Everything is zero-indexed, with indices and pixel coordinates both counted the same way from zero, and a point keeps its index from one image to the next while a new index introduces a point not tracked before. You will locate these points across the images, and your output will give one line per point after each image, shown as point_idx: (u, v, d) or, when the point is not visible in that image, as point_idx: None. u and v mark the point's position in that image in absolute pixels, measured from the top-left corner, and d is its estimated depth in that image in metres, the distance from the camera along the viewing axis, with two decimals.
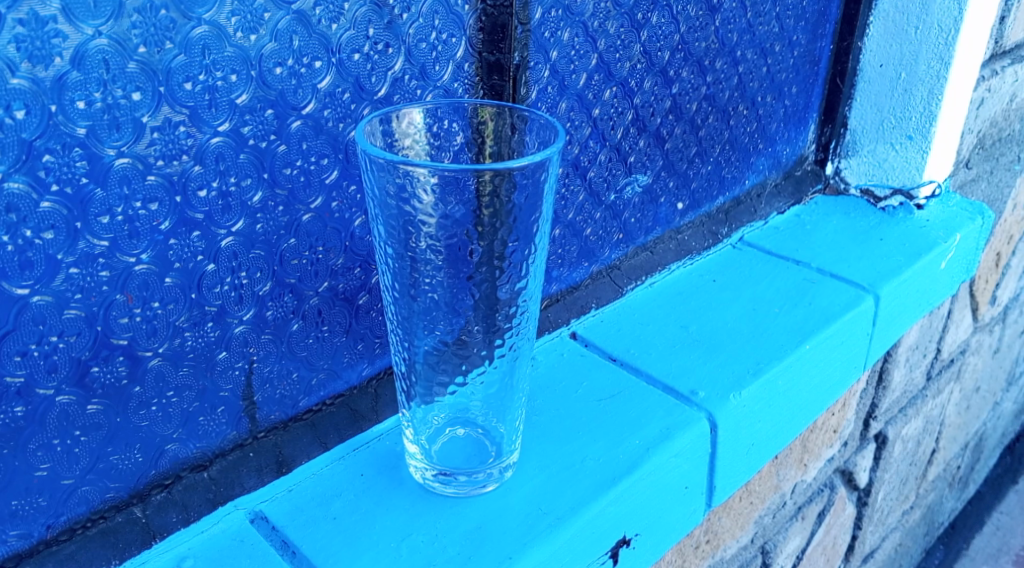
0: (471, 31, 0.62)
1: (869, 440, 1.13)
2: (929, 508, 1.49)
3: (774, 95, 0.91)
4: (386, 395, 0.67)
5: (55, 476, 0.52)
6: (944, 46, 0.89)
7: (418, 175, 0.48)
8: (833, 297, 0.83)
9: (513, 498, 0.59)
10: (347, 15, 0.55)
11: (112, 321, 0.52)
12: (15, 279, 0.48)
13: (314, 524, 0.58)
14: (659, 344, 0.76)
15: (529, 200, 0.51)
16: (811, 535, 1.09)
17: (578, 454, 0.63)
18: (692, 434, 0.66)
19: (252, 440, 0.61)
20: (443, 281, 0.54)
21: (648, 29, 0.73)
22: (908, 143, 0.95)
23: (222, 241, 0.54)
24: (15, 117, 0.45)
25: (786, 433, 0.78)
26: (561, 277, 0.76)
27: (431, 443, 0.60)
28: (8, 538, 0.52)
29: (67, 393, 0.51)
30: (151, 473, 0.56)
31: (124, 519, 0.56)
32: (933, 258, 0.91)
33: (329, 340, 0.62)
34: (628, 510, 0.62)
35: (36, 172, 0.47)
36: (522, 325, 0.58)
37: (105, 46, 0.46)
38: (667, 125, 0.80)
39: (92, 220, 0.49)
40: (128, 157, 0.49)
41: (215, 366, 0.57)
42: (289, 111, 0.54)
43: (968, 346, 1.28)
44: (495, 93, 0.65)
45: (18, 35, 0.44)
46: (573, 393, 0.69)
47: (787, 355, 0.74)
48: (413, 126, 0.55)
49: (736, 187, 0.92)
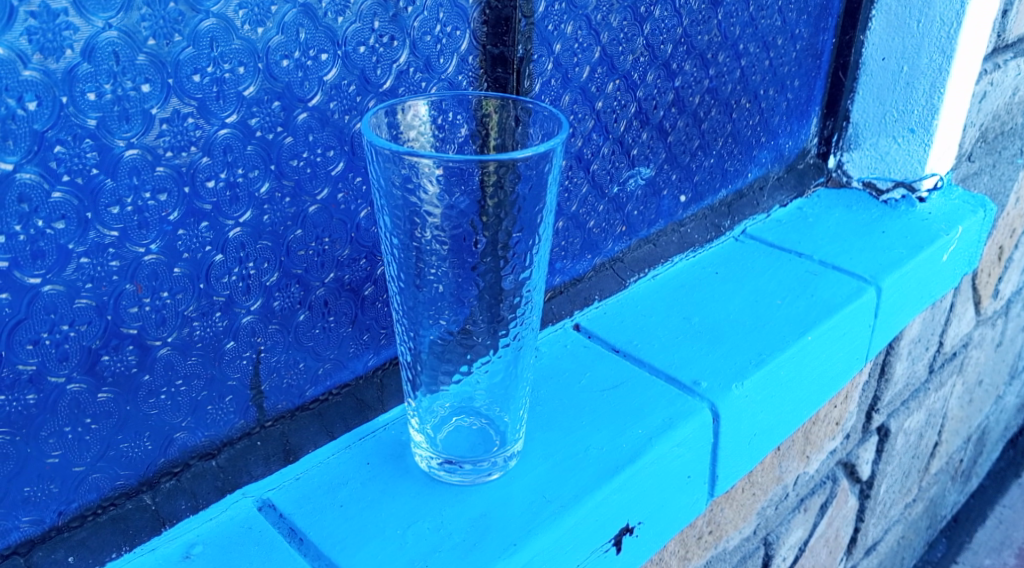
0: (474, 24, 0.63)
1: (871, 433, 1.13)
2: (932, 501, 1.50)
3: (776, 88, 0.91)
4: (391, 385, 0.68)
5: (66, 463, 0.53)
6: (946, 39, 0.89)
7: (423, 167, 0.49)
8: (835, 289, 0.83)
9: (517, 487, 0.60)
10: (352, 8, 0.55)
11: (122, 310, 0.52)
12: (27, 269, 0.48)
13: (321, 512, 0.58)
14: (662, 335, 0.76)
15: (533, 191, 0.52)
16: (814, 528, 1.10)
17: (581, 443, 0.64)
18: (694, 424, 0.67)
19: (260, 429, 0.61)
20: (448, 271, 0.55)
21: (650, 22, 0.74)
22: (911, 136, 0.96)
23: (229, 232, 0.55)
24: (27, 108, 0.46)
25: (788, 425, 0.78)
26: (564, 269, 0.77)
27: (436, 432, 0.60)
28: (21, 524, 0.53)
29: (77, 381, 0.52)
30: (160, 460, 0.57)
31: (134, 506, 0.56)
32: (935, 250, 0.91)
33: (335, 330, 0.63)
34: (630, 499, 0.62)
35: (47, 163, 0.47)
36: (526, 315, 0.59)
37: (115, 38, 0.47)
38: (670, 117, 0.80)
39: (102, 211, 0.50)
40: (138, 148, 0.50)
41: (223, 355, 0.58)
42: (295, 104, 0.55)
43: (970, 339, 1.29)
44: (499, 86, 0.65)
45: (30, 28, 0.45)
46: (577, 384, 0.70)
47: (789, 346, 0.75)
48: (418, 118, 0.56)
49: (739, 179, 0.93)
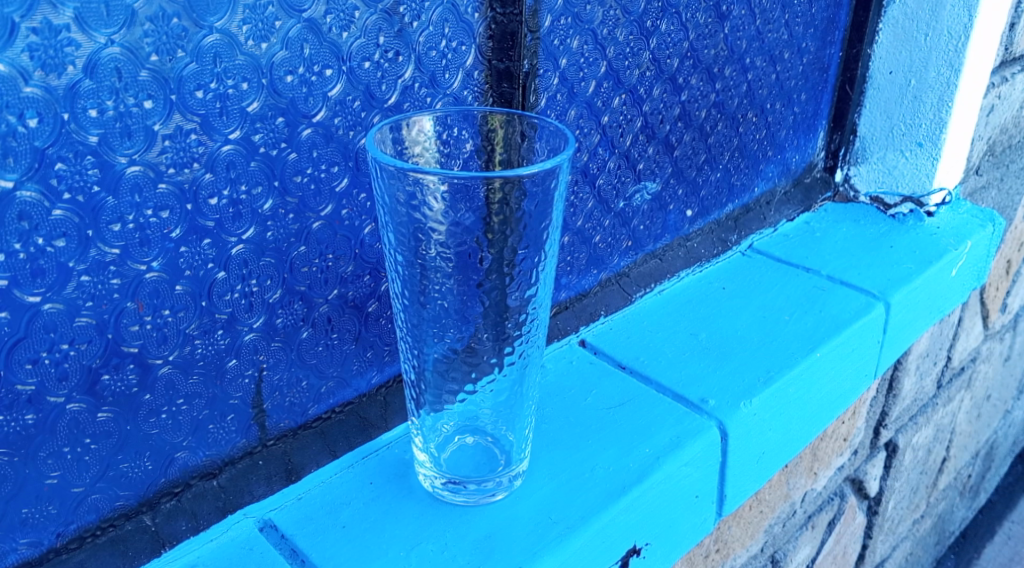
0: (480, 39, 0.62)
1: (879, 449, 1.12)
2: (939, 517, 1.48)
3: (783, 102, 0.91)
4: (395, 403, 0.67)
5: (66, 484, 0.52)
6: (953, 53, 0.88)
7: (428, 183, 0.48)
8: (843, 305, 0.82)
9: (523, 507, 0.59)
10: (357, 23, 0.55)
11: (123, 329, 0.52)
12: (26, 287, 0.48)
13: (323, 533, 0.57)
14: (669, 351, 0.75)
15: (539, 208, 0.51)
16: (821, 545, 1.08)
17: (587, 463, 0.63)
18: (702, 443, 0.66)
19: (261, 448, 0.61)
20: (452, 288, 0.54)
21: (656, 36, 0.73)
22: (918, 150, 0.95)
23: (232, 248, 0.54)
24: (28, 125, 0.45)
25: (796, 443, 0.77)
26: (570, 284, 0.76)
27: (440, 451, 0.59)
28: (18, 546, 0.52)
29: (77, 401, 0.51)
30: (160, 480, 0.56)
31: (134, 527, 0.56)
32: (943, 265, 0.90)
33: (338, 347, 0.62)
34: (637, 520, 0.62)
35: (48, 181, 0.47)
36: (531, 333, 0.58)
37: (118, 54, 0.46)
38: (676, 132, 0.80)
39: (103, 228, 0.49)
40: (140, 165, 0.49)
41: (225, 374, 0.57)
42: (299, 119, 0.55)
43: (978, 354, 1.28)
44: (505, 100, 0.65)
45: (31, 44, 0.44)
46: (583, 401, 0.69)
47: (797, 363, 0.74)
48: (423, 133, 0.55)
49: (745, 194, 0.92)
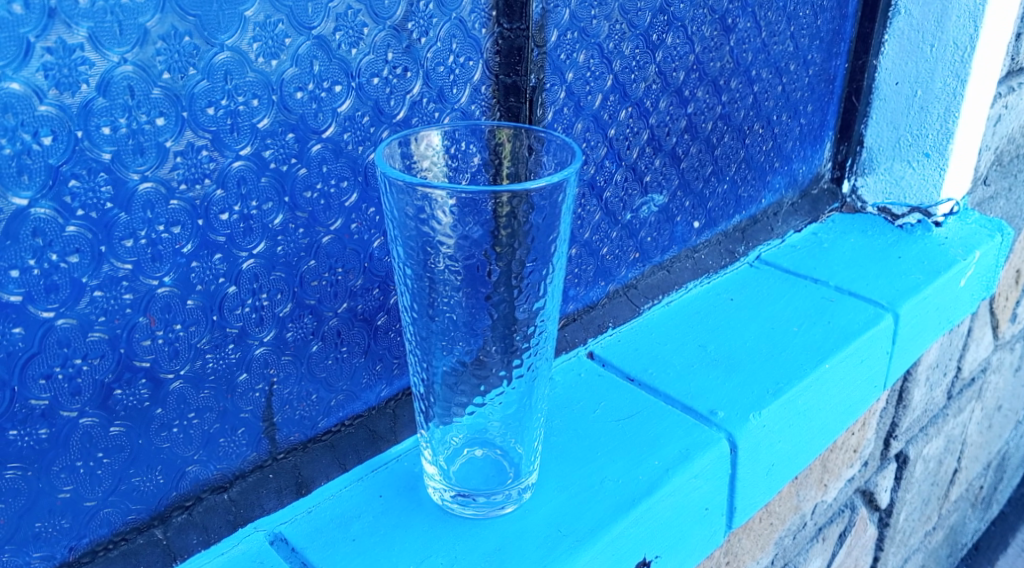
0: (487, 54, 0.63)
1: (890, 460, 1.12)
2: (951, 529, 1.47)
3: (789, 113, 0.91)
4: (404, 416, 0.67)
5: (78, 498, 0.53)
6: (959, 64, 0.89)
7: (437, 197, 0.49)
8: (852, 316, 0.82)
9: (533, 520, 0.59)
10: (366, 40, 0.56)
11: (135, 343, 0.52)
12: (41, 303, 0.48)
13: (333, 546, 0.57)
14: (678, 363, 0.75)
15: (547, 221, 0.52)
16: (833, 557, 1.08)
17: (597, 475, 0.63)
18: (711, 455, 0.66)
19: (272, 461, 0.61)
20: (461, 300, 0.54)
21: (663, 49, 0.74)
22: (925, 161, 0.95)
23: (243, 263, 0.55)
24: (42, 143, 0.46)
25: (806, 454, 0.77)
26: (578, 296, 0.76)
27: (449, 464, 0.60)
28: (31, 560, 0.52)
29: (90, 415, 0.52)
30: (171, 494, 0.57)
31: (145, 541, 0.56)
32: (952, 276, 0.90)
33: (347, 361, 0.63)
34: (646, 532, 0.62)
35: (62, 198, 0.47)
36: (540, 345, 0.58)
37: (131, 72, 0.47)
38: (683, 144, 0.80)
39: (116, 244, 0.50)
40: (152, 181, 0.50)
41: (235, 388, 0.57)
42: (309, 135, 0.55)
43: (988, 364, 1.27)
44: (512, 115, 0.65)
45: (46, 64, 0.45)
46: (592, 413, 0.69)
47: (807, 375, 0.74)
48: (432, 148, 0.56)
49: (752, 205, 0.93)
